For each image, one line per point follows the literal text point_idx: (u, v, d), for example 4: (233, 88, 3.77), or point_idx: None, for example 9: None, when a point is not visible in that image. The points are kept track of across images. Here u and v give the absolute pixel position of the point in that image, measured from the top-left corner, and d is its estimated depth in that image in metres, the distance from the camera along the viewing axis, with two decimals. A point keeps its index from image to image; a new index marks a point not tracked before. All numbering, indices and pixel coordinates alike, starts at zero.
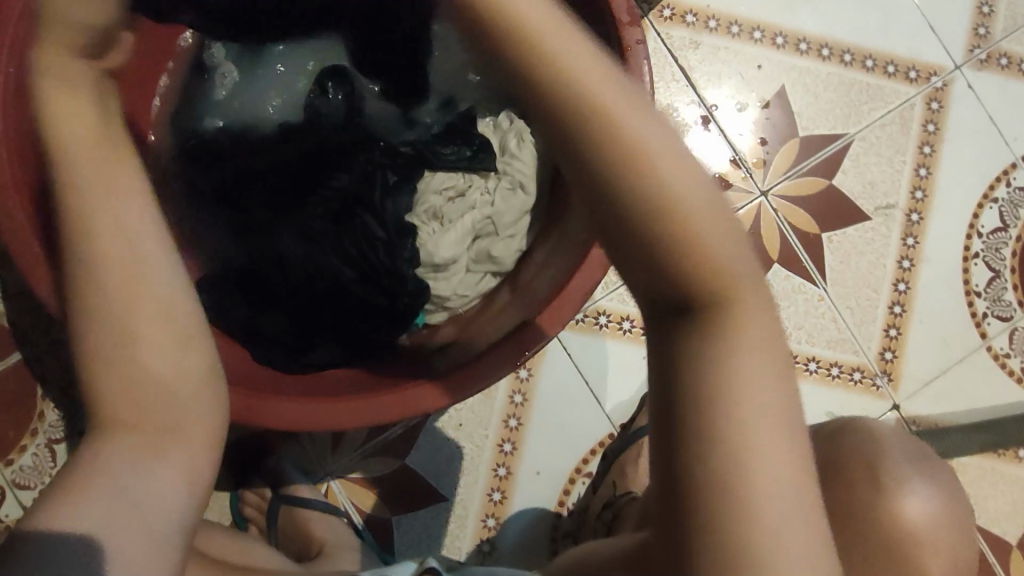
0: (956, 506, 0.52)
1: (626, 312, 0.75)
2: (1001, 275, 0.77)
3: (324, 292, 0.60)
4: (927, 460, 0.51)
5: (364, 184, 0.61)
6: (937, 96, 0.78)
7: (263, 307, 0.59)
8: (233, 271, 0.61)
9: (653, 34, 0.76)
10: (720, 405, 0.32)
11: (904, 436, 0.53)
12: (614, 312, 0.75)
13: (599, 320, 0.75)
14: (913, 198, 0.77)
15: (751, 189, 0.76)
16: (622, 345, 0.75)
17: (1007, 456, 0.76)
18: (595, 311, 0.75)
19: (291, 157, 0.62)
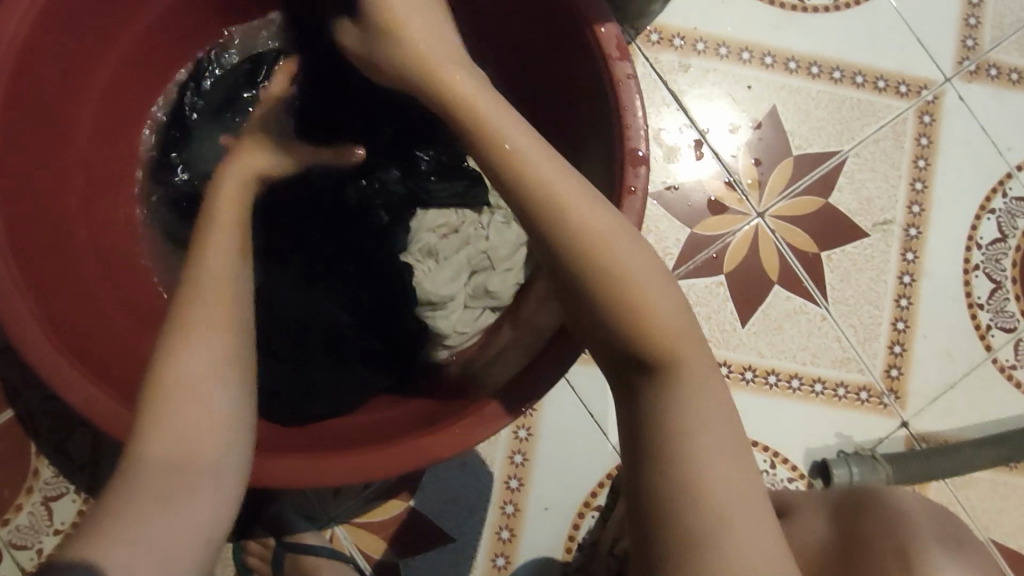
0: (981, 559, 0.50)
1: (746, 361, 0.74)
2: (1002, 286, 0.77)
3: (323, 338, 0.58)
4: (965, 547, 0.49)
5: (359, 228, 0.62)
6: (928, 109, 0.78)
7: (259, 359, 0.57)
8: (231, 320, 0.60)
9: (641, 59, 0.76)
10: (679, 443, 0.36)
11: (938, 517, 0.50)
12: (734, 362, 0.74)
13: (743, 373, 0.74)
14: (910, 213, 0.77)
15: (748, 210, 0.75)
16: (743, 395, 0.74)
17: (1019, 469, 0.75)
18: (740, 365, 0.74)
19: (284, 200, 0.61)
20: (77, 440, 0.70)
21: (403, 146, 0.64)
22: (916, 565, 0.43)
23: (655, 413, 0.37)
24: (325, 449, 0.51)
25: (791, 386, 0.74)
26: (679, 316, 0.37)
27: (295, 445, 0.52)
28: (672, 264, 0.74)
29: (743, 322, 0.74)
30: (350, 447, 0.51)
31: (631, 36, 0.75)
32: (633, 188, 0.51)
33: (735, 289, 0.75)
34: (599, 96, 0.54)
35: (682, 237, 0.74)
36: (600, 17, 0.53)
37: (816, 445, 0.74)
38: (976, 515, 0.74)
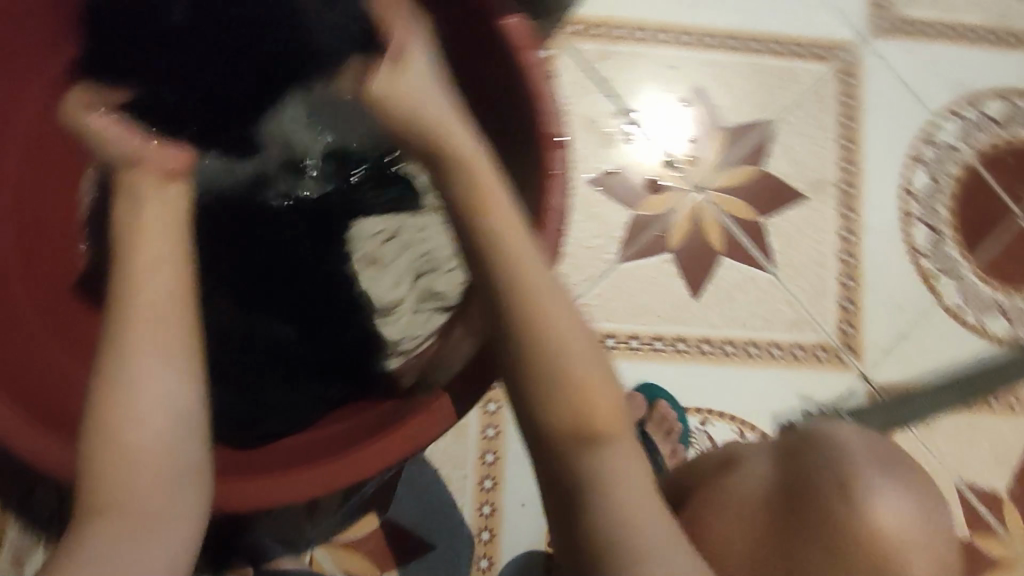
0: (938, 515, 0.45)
1: (655, 331, 0.74)
2: (941, 232, 0.79)
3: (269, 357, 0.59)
4: (908, 476, 0.45)
5: (298, 241, 0.62)
6: (848, 69, 0.80)
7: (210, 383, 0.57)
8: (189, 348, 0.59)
9: (564, 51, 0.77)
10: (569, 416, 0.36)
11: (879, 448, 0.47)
12: (644, 334, 0.74)
13: (631, 343, 0.74)
14: (843, 171, 0.79)
15: (686, 186, 0.77)
16: (657, 364, 0.74)
17: (982, 408, 0.76)
18: (626, 335, 0.74)
19: (226, 224, 0.62)
20: (40, 491, 0.69)
21: (338, 161, 0.65)
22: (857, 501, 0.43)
23: (571, 423, 0.36)
24: (281, 467, 0.50)
25: (750, 354, 0.75)
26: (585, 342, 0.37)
27: (252, 467, 0.51)
28: (618, 247, 0.75)
29: (695, 296, 0.75)
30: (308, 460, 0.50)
31: (551, 31, 0.77)
32: (555, 170, 0.53)
33: (683, 264, 0.75)
34: (513, 85, 0.55)
35: (625, 219, 0.75)
36: (504, 10, 0.54)
37: (781, 409, 0.74)
38: (948, 460, 0.74)
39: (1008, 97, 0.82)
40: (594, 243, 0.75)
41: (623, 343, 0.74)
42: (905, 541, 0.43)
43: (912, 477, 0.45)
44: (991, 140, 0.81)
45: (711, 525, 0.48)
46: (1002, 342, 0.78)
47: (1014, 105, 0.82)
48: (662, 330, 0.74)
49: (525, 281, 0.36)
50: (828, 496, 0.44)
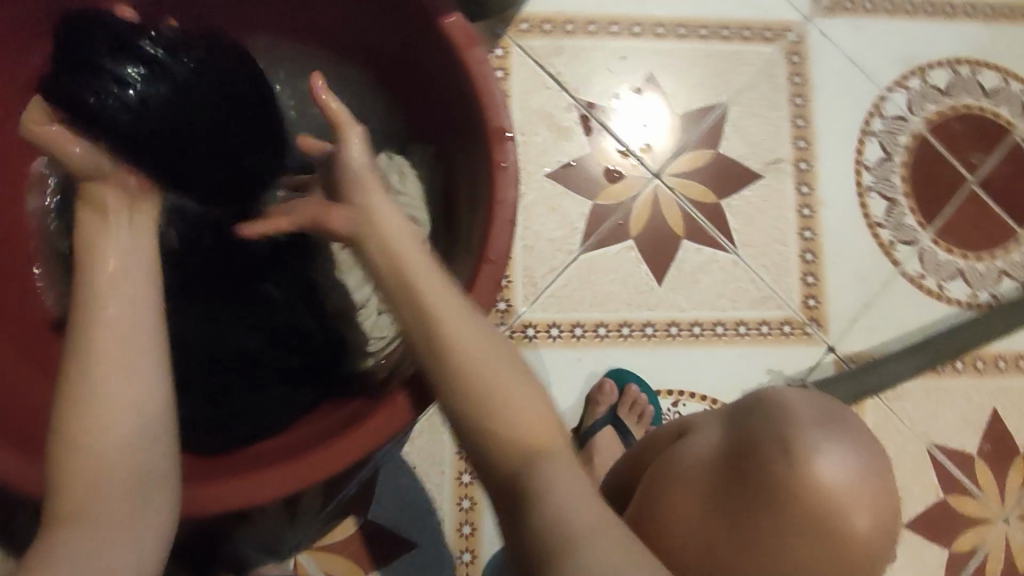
0: (882, 469, 0.47)
1: (622, 318, 0.75)
2: (896, 202, 0.80)
3: (237, 363, 0.59)
4: (849, 431, 0.48)
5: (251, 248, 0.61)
6: (795, 49, 0.82)
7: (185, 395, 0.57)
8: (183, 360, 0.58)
9: (515, 49, 0.78)
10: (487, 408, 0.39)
11: (817, 403, 0.50)
12: (612, 321, 0.75)
13: (599, 331, 0.75)
14: (797, 148, 0.80)
15: (644, 174, 0.78)
16: (627, 350, 0.75)
17: (947, 370, 0.78)
18: (594, 323, 0.75)
19: (205, 243, 0.60)
20: None
21: None
22: (799, 460, 0.45)
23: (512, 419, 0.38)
24: (251, 468, 0.50)
25: (717, 333, 0.76)
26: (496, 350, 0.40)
27: (223, 472, 0.51)
28: (581, 237, 0.76)
29: (659, 281, 0.76)
30: (276, 461, 0.50)
31: (501, 29, 0.78)
32: (503, 163, 0.53)
33: (646, 250, 0.77)
34: (457, 83, 0.56)
35: (586, 209, 0.77)
36: (442, 10, 0.55)
37: (751, 386, 0.76)
38: (916, 424, 0.76)
39: (953, 66, 0.84)
40: (557, 236, 0.76)
41: (591, 332, 0.75)
42: (851, 496, 0.45)
43: (854, 433, 0.48)
44: (939, 110, 0.83)
45: (665, 496, 0.50)
46: (963, 305, 0.79)
47: (960, 74, 0.84)
48: (628, 317, 0.75)
49: (431, 303, 0.40)
50: (771, 454, 0.46)
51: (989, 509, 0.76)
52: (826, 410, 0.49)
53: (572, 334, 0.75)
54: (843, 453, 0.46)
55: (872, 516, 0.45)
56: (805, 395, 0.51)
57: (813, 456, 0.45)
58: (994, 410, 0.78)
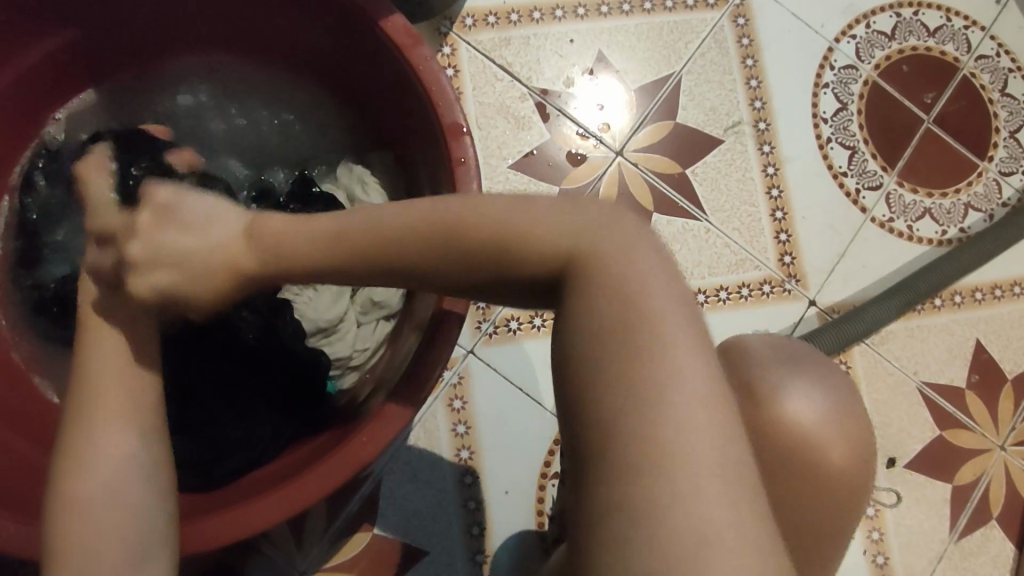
0: (855, 410, 0.47)
1: None
2: (857, 150, 0.81)
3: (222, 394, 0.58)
4: (816, 371, 0.47)
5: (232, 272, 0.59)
6: (740, 12, 0.82)
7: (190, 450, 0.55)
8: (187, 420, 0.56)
9: (463, 45, 0.78)
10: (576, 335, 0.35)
11: (786, 346, 0.49)
12: None
13: None
14: (754, 109, 0.81)
15: (607, 153, 0.78)
16: None
17: (927, 309, 0.79)
18: None
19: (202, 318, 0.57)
20: None
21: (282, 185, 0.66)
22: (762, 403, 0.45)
23: None
24: (241, 500, 0.50)
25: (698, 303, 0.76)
26: (509, 197, 0.39)
27: (211, 508, 0.51)
28: None
29: None
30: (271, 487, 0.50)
31: (447, 26, 0.77)
32: (463, 158, 0.53)
33: None
34: (406, 84, 0.55)
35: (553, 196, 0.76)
36: (381, 11, 0.54)
37: None
38: (904, 364, 0.77)
39: (896, 10, 0.85)
40: None
41: None
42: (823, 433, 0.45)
43: (822, 373, 0.47)
44: (888, 54, 0.84)
45: None
46: (934, 243, 0.80)
47: (904, 16, 0.85)
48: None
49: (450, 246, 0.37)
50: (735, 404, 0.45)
51: (985, 439, 0.77)
52: (807, 359, 0.48)
53: None
54: (828, 399, 0.46)
55: (847, 449, 0.46)
56: (774, 341, 0.49)
57: (789, 403, 0.45)
58: (977, 341, 0.79)
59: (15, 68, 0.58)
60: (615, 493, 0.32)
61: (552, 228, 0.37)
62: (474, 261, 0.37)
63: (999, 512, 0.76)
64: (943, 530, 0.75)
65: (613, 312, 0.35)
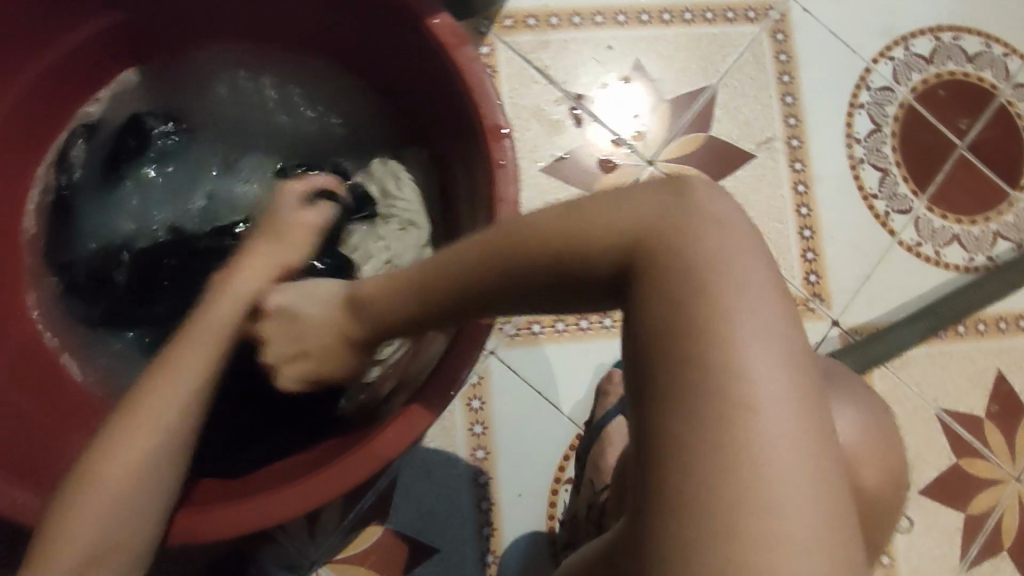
0: (888, 434, 0.47)
1: None
2: (889, 172, 0.81)
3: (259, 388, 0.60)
4: (853, 396, 0.47)
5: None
6: (779, 27, 0.82)
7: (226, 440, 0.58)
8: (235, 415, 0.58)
9: (502, 46, 0.78)
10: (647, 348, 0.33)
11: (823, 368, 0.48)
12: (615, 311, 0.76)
13: (604, 322, 0.76)
14: (788, 126, 0.80)
15: (638, 162, 0.78)
16: None
17: (950, 336, 0.78)
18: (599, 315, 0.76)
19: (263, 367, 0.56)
20: None
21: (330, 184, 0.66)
22: None
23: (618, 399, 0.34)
24: (259, 491, 0.50)
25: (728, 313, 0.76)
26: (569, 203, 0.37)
27: (227, 497, 0.51)
28: None
29: None
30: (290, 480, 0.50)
31: (486, 26, 0.78)
32: (502, 162, 0.53)
33: None
34: (449, 84, 0.55)
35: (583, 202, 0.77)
36: (428, 9, 0.54)
37: None
38: (924, 389, 0.77)
39: (935, 34, 0.84)
40: None
41: (596, 323, 0.76)
42: (859, 458, 0.44)
43: (857, 397, 0.47)
44: (924, 78, 0.83)
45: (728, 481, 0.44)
46: (961, 270, 0.80)
47: (943, 41, 0.84)
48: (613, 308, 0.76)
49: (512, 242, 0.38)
50: None
51: (1001, 469, 0.77)
52: (839, 385, 0.47)
53: (578, 327, 0.76)
54: (859, 418, 0.45)
55: (881, 474, 0.45)
56: None
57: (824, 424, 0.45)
58: (999, 371, 0.79)
59: (60, 47, 0.58)
60: (663, 518, 0.30)
61: (614, 219, 0.35)
62: (537, 259, 0.36)
63: (1012, 543, 0.76)
64: (953, 560, 0.74)
65: (689, 313, 0.32)
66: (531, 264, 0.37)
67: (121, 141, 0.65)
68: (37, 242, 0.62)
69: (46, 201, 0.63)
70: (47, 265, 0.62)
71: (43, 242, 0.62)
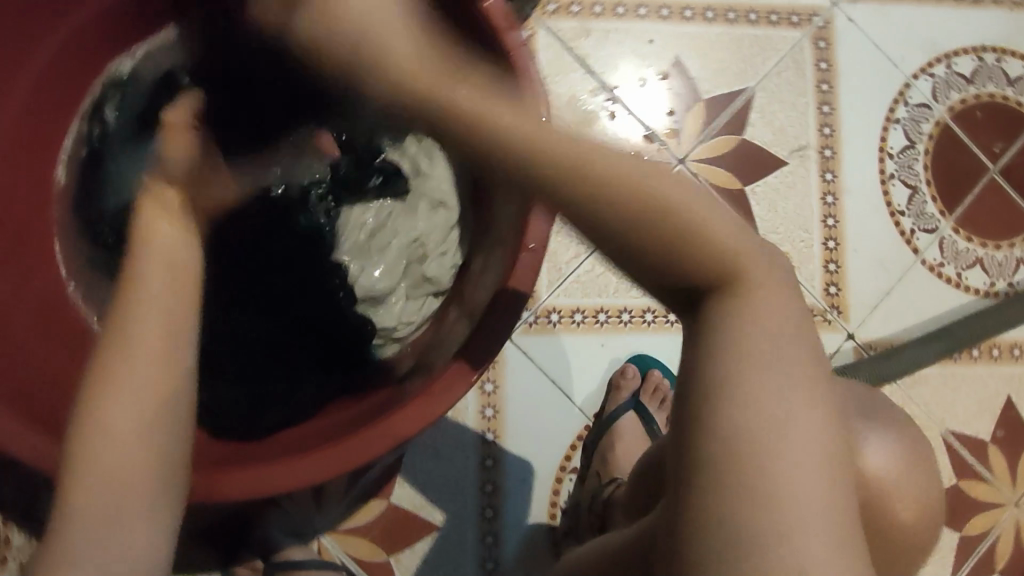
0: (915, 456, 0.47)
1: (646, 304, 0.77)
2: (919, 190, 0.80)
3: (259, 351, 0.60)
4: (884, 415, 0.47)
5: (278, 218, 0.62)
6: (823, 35, 0.81)
7: (223, 379, 0.58)
8: (238, 345, 0.59)
9: (543, 31, 0.77)
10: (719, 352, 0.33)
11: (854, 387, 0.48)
12: (635, 307, 0.77)
13: (622, 317, 0.76)
14: (823, 135, 0.80)
15: (669, 159, 0.78)
16: (649, 337, 0.77)
17: (963, 358, 0.79)
18: (617, 309, 0.76)
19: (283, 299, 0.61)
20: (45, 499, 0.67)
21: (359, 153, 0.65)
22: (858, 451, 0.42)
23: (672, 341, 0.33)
24: (280, 456, 0.50)
25: None
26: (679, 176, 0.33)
27: (247, 460, 0.51)
28: None
29: None
30: (311, 447, 0.51)
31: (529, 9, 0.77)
32: None
33: None
34: None
35: None
36: None
37: None
38: (932, 409, 0.78)
39: (978, 54, 0.83)
40: None
41: (614, 317, 0.76)
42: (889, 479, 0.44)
43: (891, 416, 0.47)
44: (964, 97, 0.82)
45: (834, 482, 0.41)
46: (981, 294, 0.80)
47: (985, 62, 0.83)
48: (630, 303, 0.76)
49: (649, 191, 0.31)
50: None
51: (1001, 493, 0.77)
52: (866, 402, 0.47)
53: (596, 319, 0.76)
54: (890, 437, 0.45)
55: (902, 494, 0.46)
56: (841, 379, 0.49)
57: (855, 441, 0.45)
58: (1008, 397, 0.79)
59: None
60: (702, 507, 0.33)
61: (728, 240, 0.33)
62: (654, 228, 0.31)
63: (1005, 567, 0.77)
64: None
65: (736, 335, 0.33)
66: (648, 229, 0.31)
67: (152, 100, 0.63)
68: (68, 195, 0.62)
69: (79, 153, 0.63)
70: (78, 218, 0.62)
71: (76, 194, 0.62)
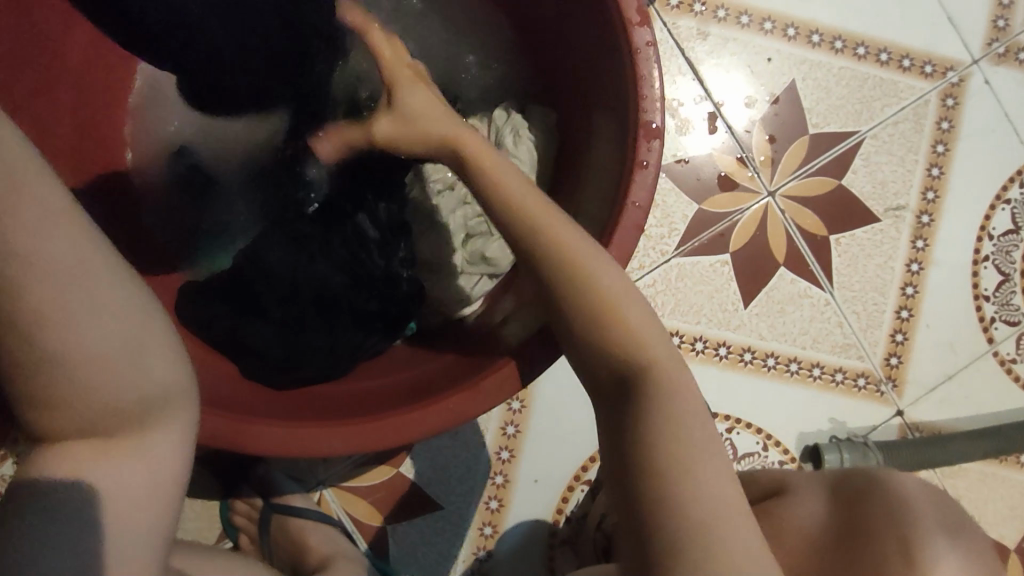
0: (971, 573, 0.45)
1: (723, 338, 0.72)
2: (1010, 278, 0.76)
3: (288, 295, 0.54)
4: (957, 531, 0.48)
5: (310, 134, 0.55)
6: (952, 92, 0.76)
7: (244, 318, 0.53)
8: (273, 281, 0.54)
9: (659, 24, 0.73)
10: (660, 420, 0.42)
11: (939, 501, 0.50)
12: (711, 337, 0.72)
13: (697, 345, 0.71)
14: (924, 200, 0.75)
15: (759, 188, 0.73)
16: (720, 371, 0.71)
17: (1008, 462, 0.75)
18: (693, 335, 0.71)
19: (327, 238, 0.56)
20: None
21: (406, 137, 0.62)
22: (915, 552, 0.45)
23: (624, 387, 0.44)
24: (310, 417, 0.49)
25: (789, 370, 0.72)
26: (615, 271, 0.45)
27: (273, 412, 0.49)
28: (678, 240, 0.72)
29: (745, 304, 0.72)
30: (343, 415, 0.49)
31: None
32: (645, 163, 0.47)
33: (741, 269, 0.72)
34: (613, 57, 0.50)
35: (690, 213, 0.72)
36: None
37: (810, 430, 0.72)
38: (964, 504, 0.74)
39: None
40: (654, 233, 0.72)
41: (688, 343, 0.71)
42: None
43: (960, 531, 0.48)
44: None
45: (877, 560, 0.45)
46: None
47: None
48: (705, 332, 0.71)
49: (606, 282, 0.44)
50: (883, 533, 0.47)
51: None
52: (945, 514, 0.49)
53: None
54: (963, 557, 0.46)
55: None
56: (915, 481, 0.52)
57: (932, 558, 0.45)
58: None
59: None
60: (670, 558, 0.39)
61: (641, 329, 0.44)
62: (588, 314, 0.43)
63: None
64: None
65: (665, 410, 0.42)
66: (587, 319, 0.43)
67: None
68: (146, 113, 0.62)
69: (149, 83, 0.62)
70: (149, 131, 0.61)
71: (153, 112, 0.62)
